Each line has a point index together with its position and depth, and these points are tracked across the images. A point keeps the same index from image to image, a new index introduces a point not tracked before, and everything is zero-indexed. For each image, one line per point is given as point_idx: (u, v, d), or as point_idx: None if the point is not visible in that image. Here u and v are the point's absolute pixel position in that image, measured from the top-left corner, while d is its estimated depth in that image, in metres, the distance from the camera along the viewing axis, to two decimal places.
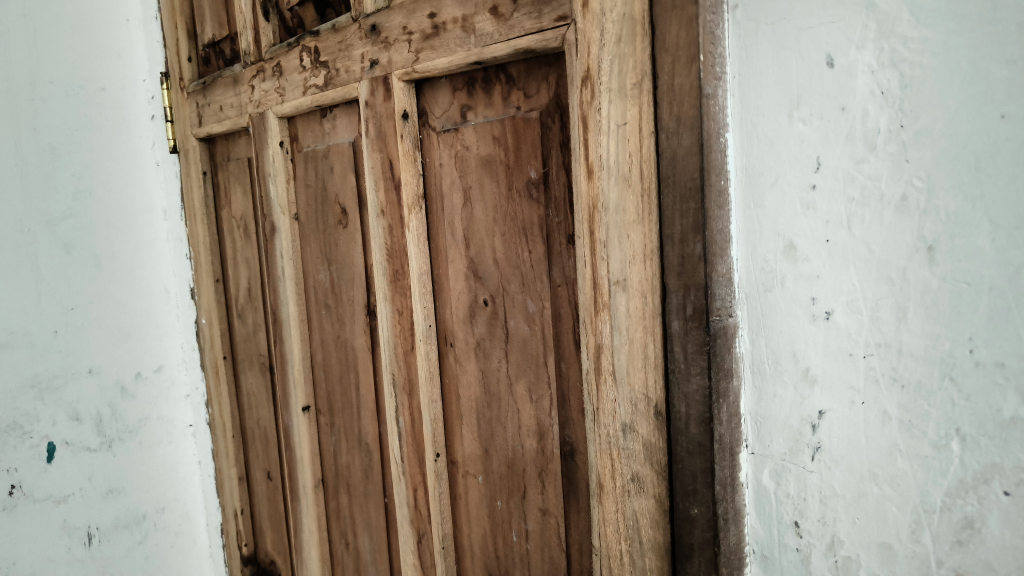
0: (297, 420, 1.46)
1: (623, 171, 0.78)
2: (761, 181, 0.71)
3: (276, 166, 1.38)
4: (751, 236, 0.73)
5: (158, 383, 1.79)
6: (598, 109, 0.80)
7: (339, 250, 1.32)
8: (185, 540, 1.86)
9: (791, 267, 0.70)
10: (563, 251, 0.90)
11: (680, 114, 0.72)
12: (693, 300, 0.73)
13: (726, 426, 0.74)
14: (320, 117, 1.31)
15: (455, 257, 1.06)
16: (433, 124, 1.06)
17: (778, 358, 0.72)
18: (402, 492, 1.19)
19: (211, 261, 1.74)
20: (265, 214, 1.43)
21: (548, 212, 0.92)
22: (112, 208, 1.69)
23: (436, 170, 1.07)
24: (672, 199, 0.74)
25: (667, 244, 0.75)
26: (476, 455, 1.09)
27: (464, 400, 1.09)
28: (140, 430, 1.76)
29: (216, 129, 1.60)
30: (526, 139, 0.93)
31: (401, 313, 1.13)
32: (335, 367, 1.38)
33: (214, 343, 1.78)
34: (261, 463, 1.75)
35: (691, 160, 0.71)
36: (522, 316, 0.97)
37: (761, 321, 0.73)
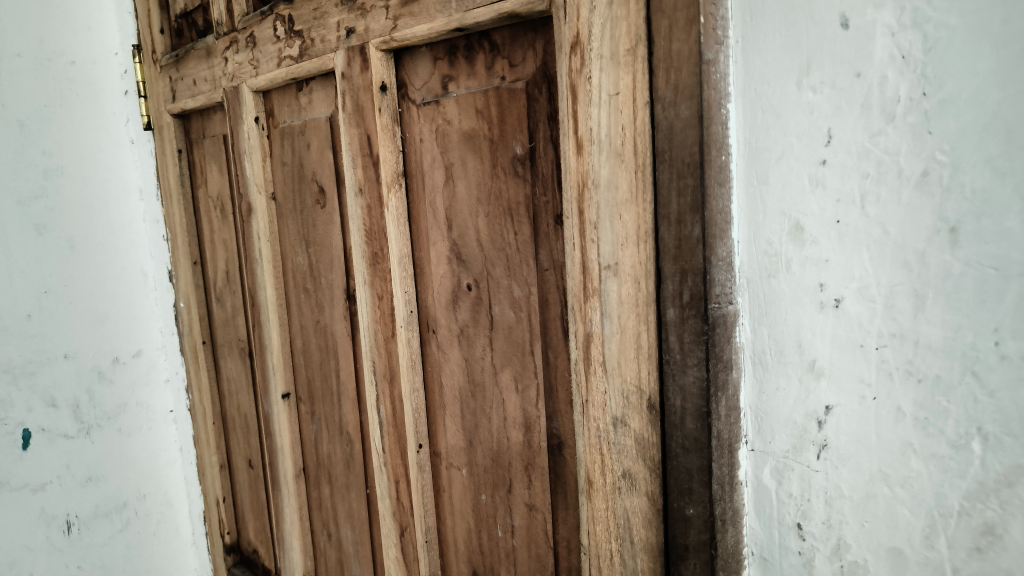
0: (277, 407, 1.40)
1: (615, 145, 0.72)
2: (766, 156, 0.66)
3: (251, 143, 1.31)
4: (754, 217, 0.67)
5: (136, 368, 1.73)
6: (589, 78, 0.74)
7: (317, 231, 1.25)
8: (167, 528, 1.81)
9: (797, 250, 0.64)
10: (551, 233, 0.84)
11: (678, 82, 0.66)
12: (690, 286, 0.67)
13: (725, 422, 0.69)
14: (296, 90, 1.24)
15: (437, 239, 1.00)
16: (413, 96, 1.00)
17: (782, 349, 0.67)
18: (383, 483, 1.14)
19: (188, 242, 1.68)
20: (241, 193, 1.36)
21: (534, 190, 0.85)
22: (85, 187, 1.62)
23: (416, 145, 1.00)
24: (669, 175, 0.68)
25: (662, 225, 0.69)
26: (459, 447, 1.04)
27: (447, 388, 1.03)
28: (118, 416, 1.71)
29: (190, 104, 1.52)
30: (511, 112, 0.87)
31: (381, 298, 1.06)
32: (315, 354, 1.32)
33: (193, 327, 1.71)
34: (243, 451, 1.69)
35: (689, 132, 0.66)
36: (507, 301, 0.91)
37: (763, 309, 0.68)
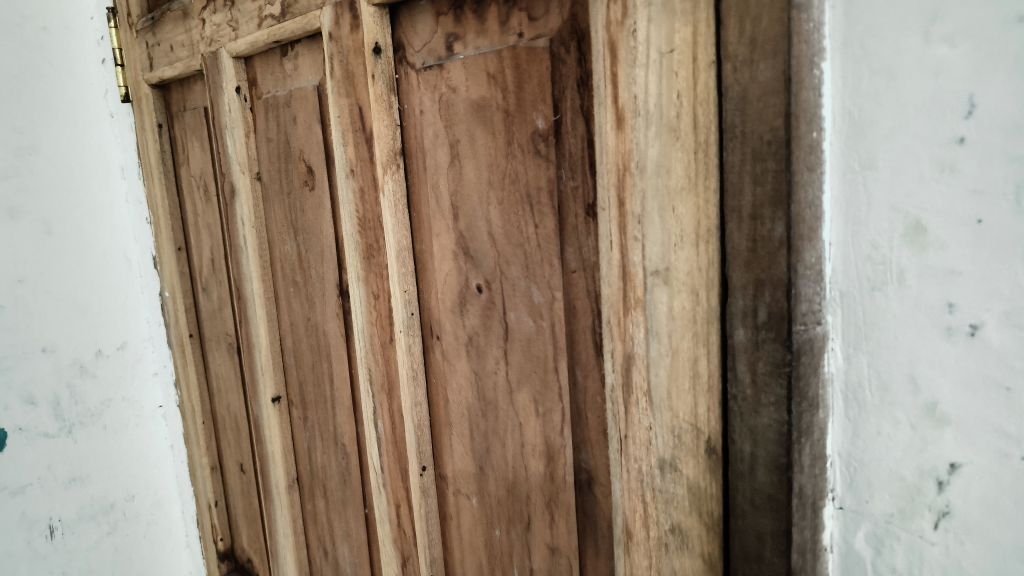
0: (266, 412, 1.24)
1: (667, 118, 0.57)
2: (872, 133, 0.51)
3: (232, 117, 1.14)
4: (852, 215, 0.53)
5: (122, 361, 1.57)
6: (632, 30, 0.58)
7: (306, 218, 1.10)
8: (158, 530, 1.67)
9: (914, 259, 0.50)
10: (580, 226, 0.69)
11: (756, 33, 0.50)
12: (768, 302, 0.53)
13: (809, 475, 0.56)
14: (280, 56, 1.08)
15: (441, 231, 0.84)
16: (412, 60, 0.83)
17: (888, 385, 0.53)
18: (382, 505, 0.99)
19: (171, 226, 1.48)
20: (223, 173, 1.20)
21: (560, 172, 0.69)
22: (60, 164, 1.44)
23: (416, 119, 0.84)
24: (740, 156, 0.53)
25: (731, 222, 0.55)
26: (468, 472, 0.88)
27: (453, 405, 0.88)
28: (102, 414, 1.55)
29: (167, 74, 1.34)
30: (531, 76, 0.70)
31: (377, 297, 0.91)
32: (307, 355, 1.17)
33: (177, 318, 1.52)
34: (233, 455, 1.48)
35: (770, 100, 0.50)
36: (525, 306, 0.76)
37: (863, 332, 0.54)
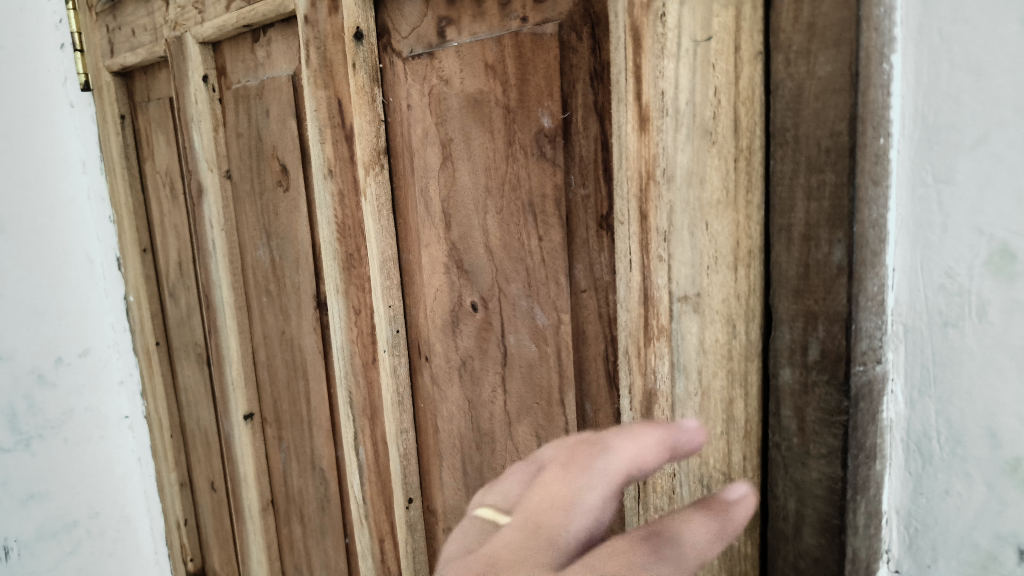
0: (238, 430, 1.14)
1: (702, 119, 0.48)
2: (951, 140, 0.42)
3: (199, 110, 1.04)
4: (922, 237, 0.44)
5: (84, 370, 1.37)
6: (661, 15, 0.49)
7: (280, 222, 1.00)
8: (125, 549, 1.46)
9: (999, 290, 0.42)
10: (592, 241, 0.60)
11: (816, 18, 0.42)
12: (822, 338, 0.45)
13: (863, 538, 0.48)
14: (251, 42, 0.98)
15: (431, 240, 0.75)
16: (398, 47, 0.73)
17: (961, 436, 0.45)
18: (364, 540, 0.89)
19: (135, 225, 1.32)
20: (189, 170, 1.09)
21: (568, 178, 0.61)
22: (13, 152, 1.26)
23: (402, 114, 0.74)
24: (790, 165, 0.45)
25: (778, 242, 0.46)
26: (460, 509, 0.79)
27: (444, 434, 0.79)
28: (64, 426, 1.36)
29: (129, 61, 1.21)
30: (537, 67, 0.61)
31: (360, 312, 0.82)
32: (282, 371, 1.07)
33: (143, 324, 1.36)
34: (204, 472, 1.37)
35: (830, 100, 0.42)
36: (527, 328, 0.67)
37: (932, 372, 0.45)
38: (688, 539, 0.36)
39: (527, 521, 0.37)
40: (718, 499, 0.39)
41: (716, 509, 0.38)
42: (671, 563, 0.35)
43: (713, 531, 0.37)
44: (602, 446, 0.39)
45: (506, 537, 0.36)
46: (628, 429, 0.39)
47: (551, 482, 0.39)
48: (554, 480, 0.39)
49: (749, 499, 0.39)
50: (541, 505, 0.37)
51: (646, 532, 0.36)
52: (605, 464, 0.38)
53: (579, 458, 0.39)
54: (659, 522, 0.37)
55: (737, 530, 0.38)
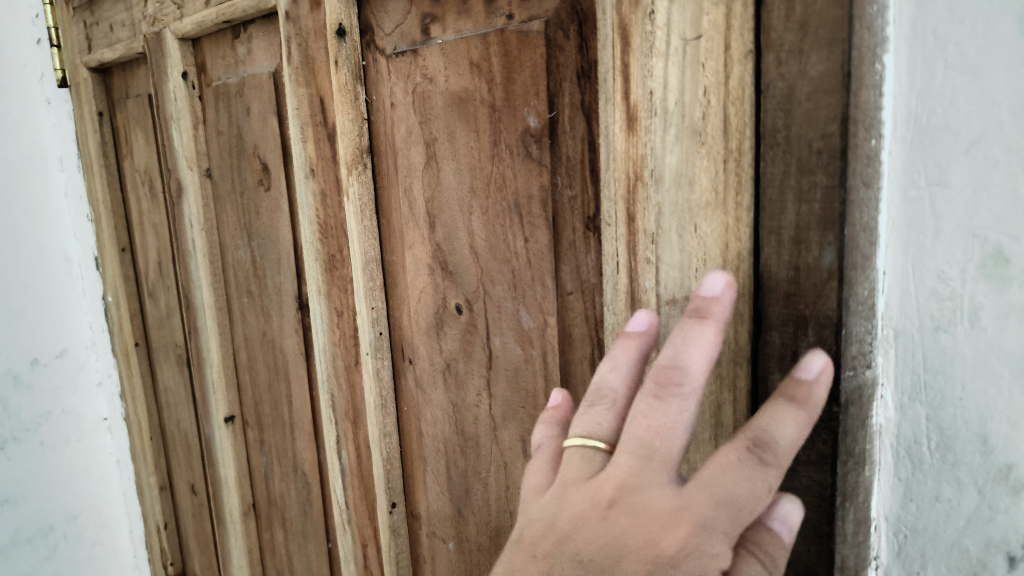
0: (218, 433, 1.12)
1: (691, 120, 0.47)
2: (944, 141, 0.42)
3: (178, 107, 1.02)
4: (913, 240, 0.44)
5: (62, 372, 1.32)
6: (650, 12, 0.47)
7: (261, 222, 0.99)
8: (103, 553, 1.41)
9: (992, 295, 0.42)
10: (578, 243, 0.59)
11: (808, 16, 0.41)
12: (812, 343, 0.44)
13: (852, 545, 0.47)
14: (232, 39, 0.96)
15: (415, 241, 0.73)
16: (381, 44, 0.71)
17: (951, 443, 0.44)
18: (347, 546, 0.88)
19: (114, 224, 1.29)
20: (168, 169, 1.07)
21: (555, 179, 0.60)
22: None
23: (385, 112, 0.73)
24: (780, 167, 0.44)
25: (768, 245, 0.46)
26: (444, 514, 0.78)
27: (428, 438, 0.78)
28: (39, 428, 1.30)
29: (107, 57, 1.18)
30: (523, 66, 0.60)
31: (342, 314, 0.80)
32: (263, 373, 1.05)
33: (122, 325, 1.33)
34: (184, 475, 1.35)
35: (822, 101, 0.41)
36: (512, 331, 0.66)
37: (922, 378, 0.45)
38: (789, 435, 0.39)
39: (638, 449, 0.40)
40: (802, 384, 0.40)
41: (804, 396, 0.40)
42: (775, 467, 0.39)
43: (807, 417, 0.39)
44: (673, 348, 0.41)
45: (629, 476, 0.40)
46: (687, 326, 0.41)
47: (642, 404, 0.41)
48: (647, 404, 0.41)
49: (827, 372, 0.40)
50: (642, 428, 0.40)
51: (745, 438, 0.40)
52: (691, 383, 0.41)
53: (664, 381, 0.41)
54: (754, 423, 0.40)
55: (822, 404, 0.41)
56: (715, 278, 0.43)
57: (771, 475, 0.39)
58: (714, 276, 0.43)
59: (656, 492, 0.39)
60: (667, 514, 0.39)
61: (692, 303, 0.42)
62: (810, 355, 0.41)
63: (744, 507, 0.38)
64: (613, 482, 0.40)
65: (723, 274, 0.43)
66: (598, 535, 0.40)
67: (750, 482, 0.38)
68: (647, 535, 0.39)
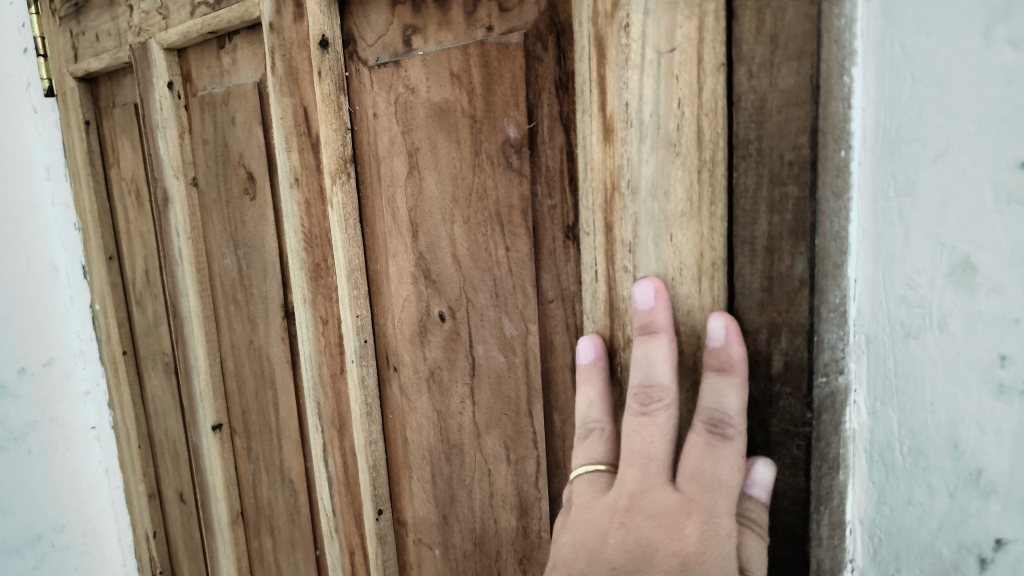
0: (206, 441, 1.12)
1: (666, 130, 0.48)
2: (913, 153, 0.42)
3: (164, 117, 1.02)
4: (884, 249, 0.45)
5: (49, 381, 1.31)
6: (625, 25, 0.49)
7: (247, 230, 0.99)
8: (92, 561, 1.41)
9: (960, 302, 0.42)
10: (559, 251, 0.60)
11: (778, 30, 0.42)
12: (785, 349, 0.45)
13: (827, 548, 0.48)
14: (217, 49, 0.96)
15: (399, 250, 0.74)
16: (364, 55, 0.72)
17: (922, 447, 0.45)
18: (334, 553, 0.88)
19: (101, 233, 1.29)
20: (155, 178, 1.07)
21: (535, 189, 0.61)
22: None
23: (368, 122, 0.73)
24: (753, 177, 0.45)
25: (742, 254, 0.46)
26: (430, 520, 0.79)
27: (413, 446, 0.78)
28: (27, 437, 1.28)
29: (93, 66, 1.18)
30: (502, 76, 0.61)
31: (327, 323, 0.81)
32: (250, 381, 1.05)
33: (109, 333, 1.32)
34: (172, 483, 1.35)
35: (792, 113, 0.42)
36: (494, 339, 0.67)
37: (893, 383, 0.46)
38: (734, 402, 0.46)
39: (637, 462, 0.49)
40: (723, 352, 0.46)
41: (733, 361, 0.46)
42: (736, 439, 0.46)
43: (739, 381, 0.46)
44: (640, 370, 0.49)
45: (636, 487, 0.49)
46: (644, 346, 0.49)
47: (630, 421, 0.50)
48: (637, 420, 0.50)
49: (732, 327, 0.46)
50: (638, 446, 0.49)
51: (703, 422, 0.47)
52: (669, 392, 0.49)
53: (646, 400, 0.49)
54: (701, 404, 0.47)
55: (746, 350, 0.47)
56: (646, 291, 0.49)
57: (736, 444, 0.46)
58: (644, 286, 0.49)
59: (660, 494, 0.49)
60: (676, 510, 0.48)
61: (638, 324, 0.49)
62: (710, 325, 0.47)
63: (728, 486, 0.46)
64: (625, 494, 0.50)
65: (652, 281, 0.49)
66: (626, 541, 0.49)
67: (724, 460, 0.46)
68: (663, 531, 0.48)
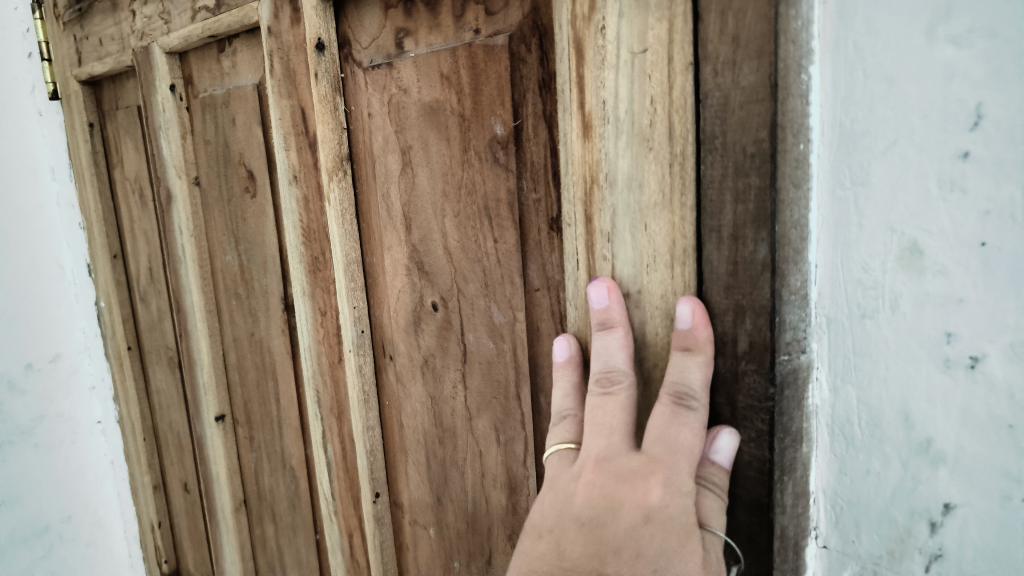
0: (209, 431, 1.15)
1: (640, 126, 0.51)
2: (865, 145, 0.46)
3: (167, 118, 1.05)
4: (841, 235, 0.48)
5: (54, 376, 1.35)
6: (601, 28, 0.52)
7: (248, 227, 1.02)
8: (99, 552, 1.44)
9: (910, 284, 0.45)
10: (544, 242, 0.63)
11: (739, 31, 0.45)
12: (749, 329, 0.48)
13: (791, 516, 0.51)
14: (217, 52, 1.00)
15: (393, 243, 0.77)
16: (359, 58, 0.76)
17: (878, 420, 0.48)
18: (334, 535, 0.91)
19: (105, 232, 1.32)
20: (158, 177, 1.10)
21: (521, 183, 0.64)
22: None
23: (363, 122, 0.77)
24: (720, 169, 0.48)
25: (709, 242, 0.49)
26: (425, 502, 0.82)
27: (408, 431, 0.82)
28: (34, 430, 1.32)
29: (96, 70, 1.22)
30: (489, 77, 0.64)
31: (326, 314, 0.84)
32: (251, 373, 1.09)
33: (114, 329, 1.36)
34: (177, 474, 1.38)
35: (754, 109, 0.45)
36: (484, 327, 0.70)
37: (851, 361, 0.49)
38: (698, 377, 0.50)
39: (601, 429, 0.53)
40: (691, 335, 0.50)
41: (699, 343, 0.50)
42: (700, 407, 0.50)
43: (705, 359, 0.50)
44: (600, 359, 0.54)
45: (601, 452, 0.53)
46: (602, 340, 0.54)
47: (592, 401, 0.54)
48: (598, 399, 0.54)
49: (699, 311, 0.50)
50: (605, 421, 0.53)
51: (670, 397, 0.51)
52: (627, 377, 0.54)
53: (606, 383, 0.54)
54: (667, 378, 0.51)
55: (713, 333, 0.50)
56: (600, 291, 0.55)
57: (700, 414, 0.50)
58: (597, 288, 0.55)
59: (623, 458, 0.52)
60: (640, 468, 0.51)
61: (595, 320, 0.55)
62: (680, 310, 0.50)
63: (689, 449, 0.49)
64: (592, 459, 0.53)
65: (604, 282, 0.55)
66: (593, 498, 0.52)
67: (687, 427, 0.49)
68: (627, 487, 0.51)
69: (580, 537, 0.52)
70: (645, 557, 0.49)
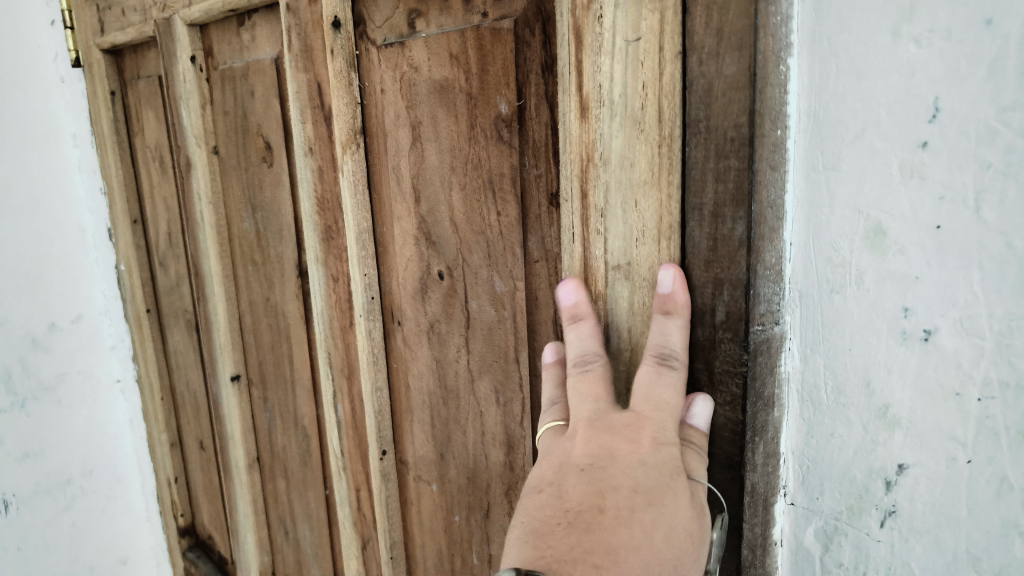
0: (225, 391, 1.21)
1: (632, 109, 0.55)
2: (837, 133, 0.49)
3: (187, 88, 1.09)
4: (814, 215, 0.52)
5: (76, 336, 1.40)
6: (598, 16, 0.56)
7: (264, 195, 1.07)
8: (118, 505, 1.51)
9: (873, 262, 0.49)
10: (544, 215, 0.68)
11: (723, 25, 0.49)
12: (727, 301, 0.53)
13: (761, 473, 0.56)
14: (237, 25, 1.03)
15: (402, 214, 0.81)
16: (373, 36, 0.79)
17: (842, 387, 0.53)
18: (342, 490, 0.97)
19: (126, 197, 1.37)
20: (178, 145, 1.14)
21: (524, 160, 0.68)
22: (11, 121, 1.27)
23: (376, 97, 0.80)
24: (703, 152, 0.52)
25: (693, 220, 0.54)
26: (429, 459, 0.87)
27: (414, 393, 0.87)
28: (58, 387, 1.37)
29: (119, 39, 1.25)
30: (495, 59, 0.68)
31: (338, 280, 0.89)
32: (266, 336, 1.14)
33: (134, 292, 1.41)
34: (193, 432, 1.44)
35: (734, 96, 0.49)
36: (487, 295, 0.75)
37: (820, 332, 0.53)
38: (677, 339, 0.55)
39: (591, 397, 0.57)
40: (670, 298, 0.54)
41: (677, 306, 0.55)
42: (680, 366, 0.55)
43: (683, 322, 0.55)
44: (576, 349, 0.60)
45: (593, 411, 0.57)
46: (575, 331, 0.60)
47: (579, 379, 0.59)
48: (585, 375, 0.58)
49: (677, 275, 0.55)
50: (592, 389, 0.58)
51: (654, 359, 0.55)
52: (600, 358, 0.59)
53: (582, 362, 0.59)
54: (650, 343, 0.56)
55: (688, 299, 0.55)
56: (567, 290, 0.61)
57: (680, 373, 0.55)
58: (565, 287, 0.61)
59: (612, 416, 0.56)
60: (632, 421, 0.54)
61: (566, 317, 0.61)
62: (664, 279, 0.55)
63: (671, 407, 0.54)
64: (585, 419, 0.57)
65: (569, 282, 0.61)
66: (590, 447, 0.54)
67: (668, 385, 0.54)
68: (620, 438, 0.54)
69: (579, 481, 0.53)
70: (643, 490, 0.51)
